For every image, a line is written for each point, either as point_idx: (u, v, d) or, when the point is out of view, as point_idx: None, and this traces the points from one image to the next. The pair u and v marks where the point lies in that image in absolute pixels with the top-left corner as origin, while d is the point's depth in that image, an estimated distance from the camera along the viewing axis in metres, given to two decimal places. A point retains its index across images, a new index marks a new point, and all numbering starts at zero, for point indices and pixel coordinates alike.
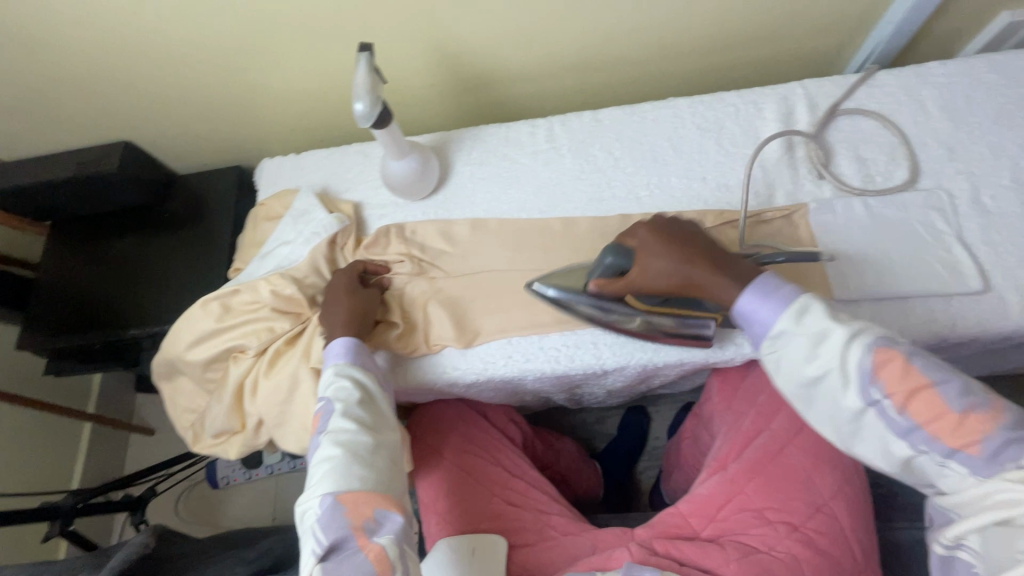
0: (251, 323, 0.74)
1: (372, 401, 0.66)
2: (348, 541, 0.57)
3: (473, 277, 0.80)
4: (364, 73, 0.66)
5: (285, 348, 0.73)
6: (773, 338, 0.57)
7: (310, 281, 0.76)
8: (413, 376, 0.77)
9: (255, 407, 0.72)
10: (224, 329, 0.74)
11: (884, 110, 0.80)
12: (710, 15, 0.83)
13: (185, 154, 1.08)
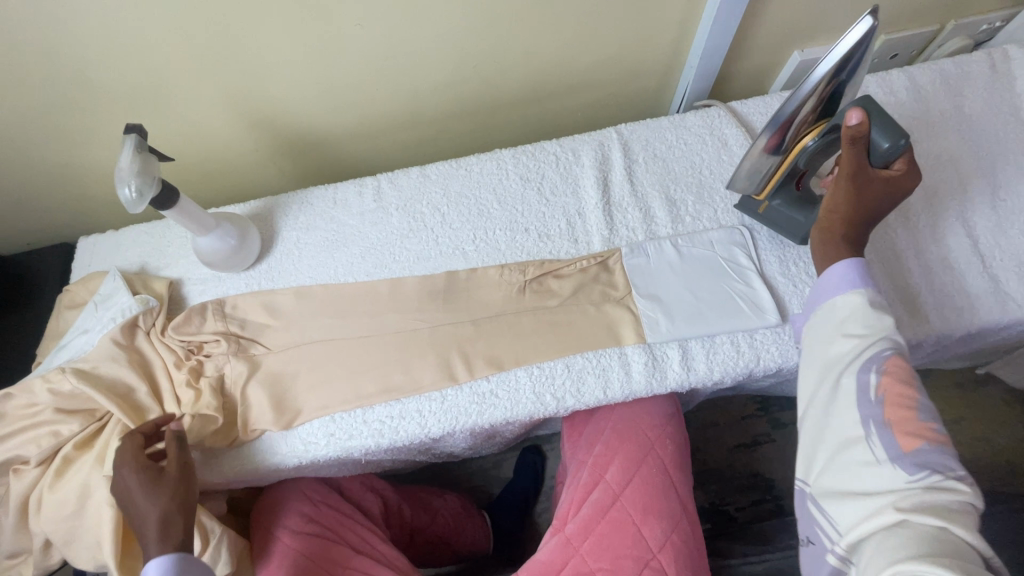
0: (35, 429, 0.68)
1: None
2: None
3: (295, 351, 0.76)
4: (130, 156, 0.62)
5: (75, 454, 0.68)
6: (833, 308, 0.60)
7: (108, 377, 0.71)
8: (233, 466, 0.72)
9: (41, 524, 0.66)
10: (6, 438, 0.68)
11: (692, 150, 0.83)
12: (521, 70, 0.84)
13: (1, 236, 0.99)
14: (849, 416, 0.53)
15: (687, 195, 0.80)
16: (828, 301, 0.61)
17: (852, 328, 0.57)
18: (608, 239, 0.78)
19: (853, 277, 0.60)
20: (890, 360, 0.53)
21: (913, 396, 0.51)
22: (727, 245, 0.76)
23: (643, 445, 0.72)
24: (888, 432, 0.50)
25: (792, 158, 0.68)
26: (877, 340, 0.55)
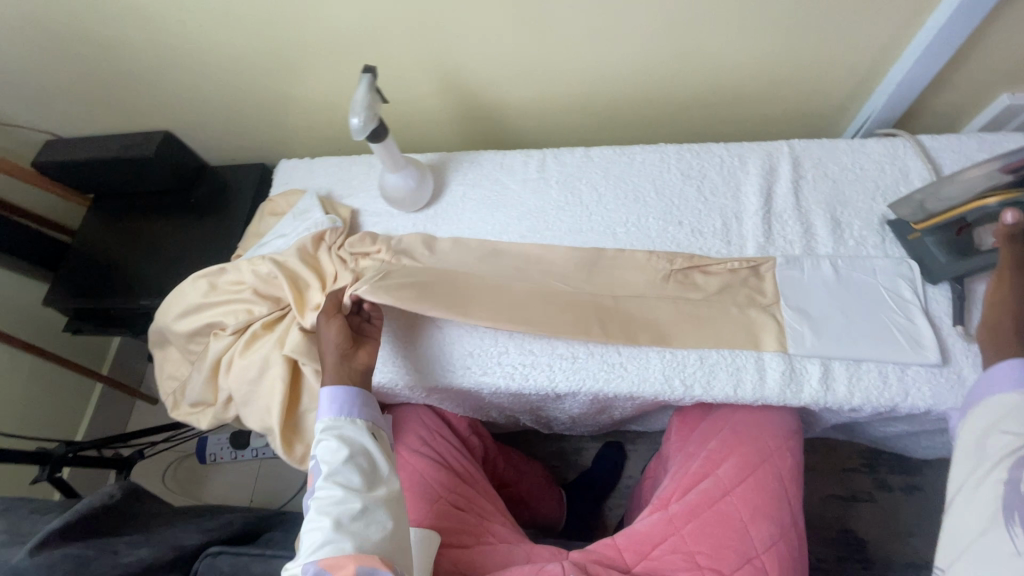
0: (235, 304, 0.82)
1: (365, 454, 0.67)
2: None
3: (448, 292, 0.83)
4: (364, 92, 0.72)
5: (262, 331, 0.80)
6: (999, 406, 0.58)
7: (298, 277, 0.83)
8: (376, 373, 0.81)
9: (227, 383, 0.79)
10: (211, 307, 0.82)
11: (868, 174, 0.81)
12: (704, 72, 0.87)
13: (217, 148, 1.18)
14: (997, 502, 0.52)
15: (854, 220, 0.78)
16: (992, 397, 0.59)
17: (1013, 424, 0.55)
18: (762, 246, 0.79)
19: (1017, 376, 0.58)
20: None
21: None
22: (892, 276, 0.73)
23: (762, 451, 0.72)
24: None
25: (966, 209, 0.68)
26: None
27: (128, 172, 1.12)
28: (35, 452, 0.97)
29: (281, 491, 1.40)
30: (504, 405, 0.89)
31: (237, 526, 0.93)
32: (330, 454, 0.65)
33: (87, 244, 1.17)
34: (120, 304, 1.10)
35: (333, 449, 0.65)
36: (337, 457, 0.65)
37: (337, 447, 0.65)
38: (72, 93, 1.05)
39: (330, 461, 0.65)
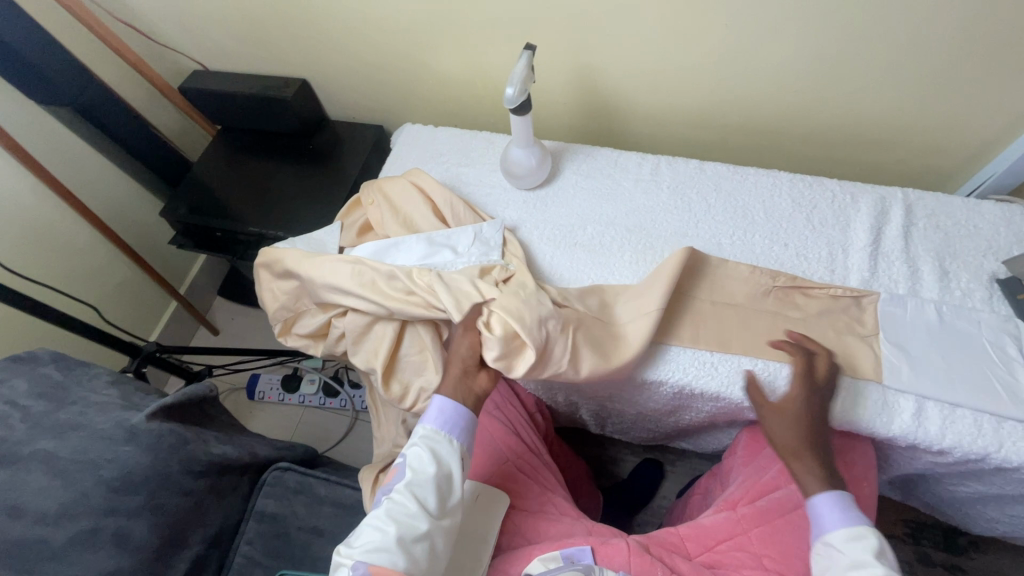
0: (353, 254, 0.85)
1: (443, 479, 0.66)
2: None
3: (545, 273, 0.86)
4: (523, 67, 0.79)
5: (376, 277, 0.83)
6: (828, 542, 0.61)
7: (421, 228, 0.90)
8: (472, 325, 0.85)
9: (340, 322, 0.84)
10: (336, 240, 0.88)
11: (981, 232, 0.83)
12: (832, 109, 0.91)
13: (341, 104, 1.26)
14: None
15: (962, 273, 0.80)
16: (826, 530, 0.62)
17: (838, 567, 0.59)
18: (866, 280, 0.81)
19: (831, 506, 0.63)
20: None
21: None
22: (994, 332, 0.75)
23: (839, 474, 0.72)
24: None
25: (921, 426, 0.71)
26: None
27: (261, 110, 1.20)
28: (129, 345, 1.03)
29: (320, 440, 1.43)
30: (577, 388, 0.92)
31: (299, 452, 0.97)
32: (421, 460, 0.67)
33: (207, 170, 1.25)
34: (228, 228, 1.17)
35: (421, 461, 0.67)
36: (423, 468, 0.66)
37: (421, 463, 0.66)
38: (230, 31, 1.14)
39: (415, 471, 0.66)
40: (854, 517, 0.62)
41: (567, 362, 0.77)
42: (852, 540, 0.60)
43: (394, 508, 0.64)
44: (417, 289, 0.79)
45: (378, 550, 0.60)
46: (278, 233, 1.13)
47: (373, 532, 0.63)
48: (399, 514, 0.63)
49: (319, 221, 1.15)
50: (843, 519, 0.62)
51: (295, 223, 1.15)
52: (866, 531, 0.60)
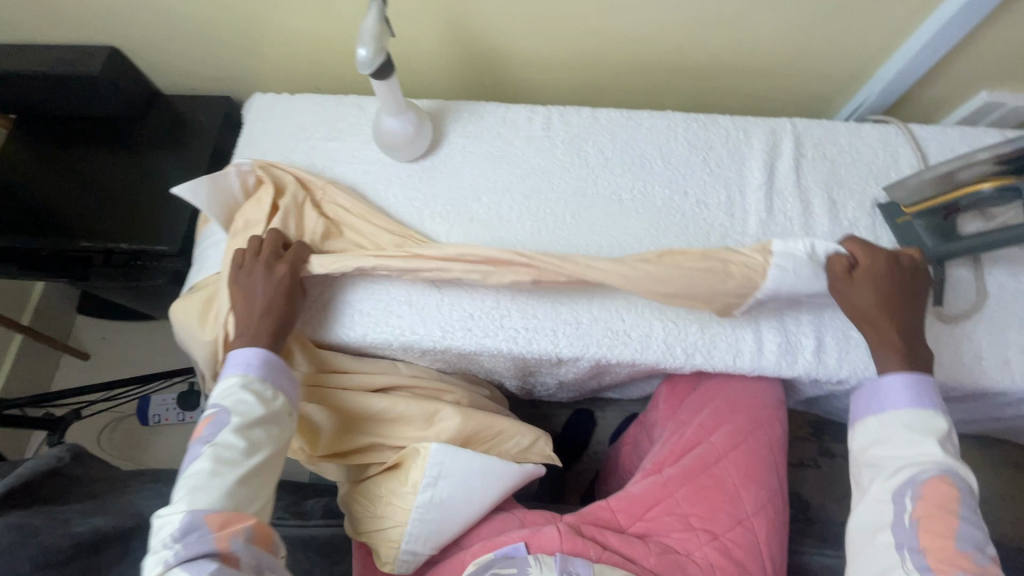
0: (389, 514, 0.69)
1: (256, 423, 0.62)
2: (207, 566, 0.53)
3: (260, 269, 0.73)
4: (374, 20, 0.65)
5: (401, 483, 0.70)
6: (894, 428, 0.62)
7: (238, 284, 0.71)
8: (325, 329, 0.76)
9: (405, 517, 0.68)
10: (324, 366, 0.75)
11: (862, 157, 0.84)
12: (719, 40, 0.86)
13: (172, 74, 1.03)
14: (882, 539, 0.57)
15: (848, 201, 0.81)
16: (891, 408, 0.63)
17: (884, 449, 0.62)
18: (764, 222, 0.80)
19: (907, 393, 0.63)
20: (925, 484, 0.57)
21: (950, 514, 0.56)
22: None
23: (753, 420, 0.76)
24: (922, 556, 0.55)
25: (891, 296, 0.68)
26: (915, 462, 0.59)
27: (65, 93, 0.95)
28: None
29: None
30: (495, 368, 0.84)
31: None
32: (244, 412, 0.62)
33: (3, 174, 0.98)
34: (56, 246, 0.95)
35: (252, 438, 0.62)
36: (246, 408, 0.62)
37: (262, 397, 0.64)
38: None
39: (239, 413, 0.62)
40: (920, 400, 0.63)
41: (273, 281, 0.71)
42: (917, 426, 0.61)
43: (208, 459, 0.59)
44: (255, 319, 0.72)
45: (216, 484, 0.58)
46: (123, 245, 0.94)
47: (182, 502, 0.57)
48: (206, 479, 0.58)
49: (174, 224, 0.96)
50: (908, 402, 0.63)
51: (141, 229, 0.95)
52: (932, 415, 0.62)
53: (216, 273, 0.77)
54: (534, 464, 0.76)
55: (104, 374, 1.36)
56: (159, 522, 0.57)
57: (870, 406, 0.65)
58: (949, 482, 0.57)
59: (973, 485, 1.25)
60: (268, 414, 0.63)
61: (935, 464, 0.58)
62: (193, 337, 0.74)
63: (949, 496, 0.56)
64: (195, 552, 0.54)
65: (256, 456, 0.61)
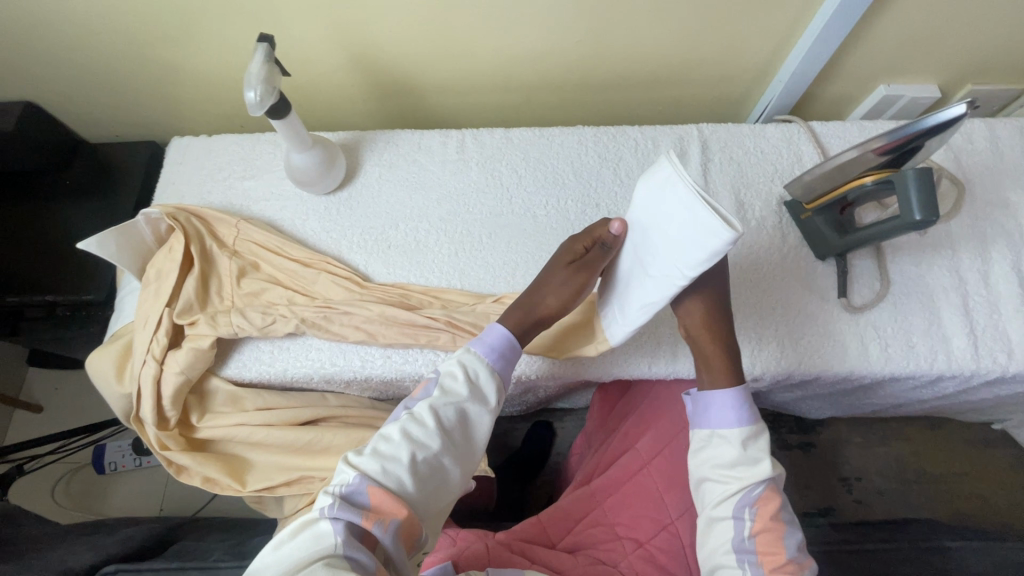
0: None
1: (460, 409, 0.58)
2: (351, 543, 0.47)
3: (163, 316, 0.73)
4: (260, 63, 0.66)
5: None
6: (712, 437, 0.59)
7: (148, 334, 0.73)
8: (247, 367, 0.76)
9: None
10: (248, 405, 0.77)
11: (767, 158, 0.86)
12: (620, 55, 0.89)
13: (93, 124, 1.04)
14: (726, 555, 0.56)
15: (755, 201, 0.83)
16: (716, 421, 0.60)
17: (722, 463, 0.58)
18: None
19: (729, 404, 0.59)
20: (760, 499, 0.56)
21: (782, 522, 0.56)
22: (784, 255, 0.80)
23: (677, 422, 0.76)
24: (760, 568, 0.54)
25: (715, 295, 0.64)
26: (750, 478, 0.57)
27: None
28: None
29: (194, 499, 1.30)
30: None
31: (139, 541, 0.85)
32: (450, 393, 0.58)
33: None
34: None
35: (445, 418, 0.57)
36: (452, 389, 0.58)
37: (473, 379, 0.59)
38: None
39: (449, 389, 0.58)
40: (748, 414, 0.59)
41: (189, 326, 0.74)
42: (750, 442, 0.58)
43: (401, 426, 0.56)
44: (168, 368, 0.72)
45: (383, 461, 0.53)
46: (49, 298, 0.94)
47: (359, 460, 0.54)
48: (386, 448, 0.54)
49: (100, 272, 0.96)
50: (734, 413, 0.59)
51: (67, 280, 0.95)
52: (758, 427, 0.58)
53: (132, 321, 0.77)
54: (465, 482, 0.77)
55: (56, 426, 1.34)
56: (338, 470, 0.54)
57: (703, 418, 0.61)
58: (777, 493, 0.57)
59: (928, 465, 1.27)
60: (473, 397, 0.59)
61: (767, 477, 0.56)
62: (108, 389, 0.74)
63: (778, 504, 0.56)
64: (342, 515, 0.49)
65: (433, 443, 0.55)
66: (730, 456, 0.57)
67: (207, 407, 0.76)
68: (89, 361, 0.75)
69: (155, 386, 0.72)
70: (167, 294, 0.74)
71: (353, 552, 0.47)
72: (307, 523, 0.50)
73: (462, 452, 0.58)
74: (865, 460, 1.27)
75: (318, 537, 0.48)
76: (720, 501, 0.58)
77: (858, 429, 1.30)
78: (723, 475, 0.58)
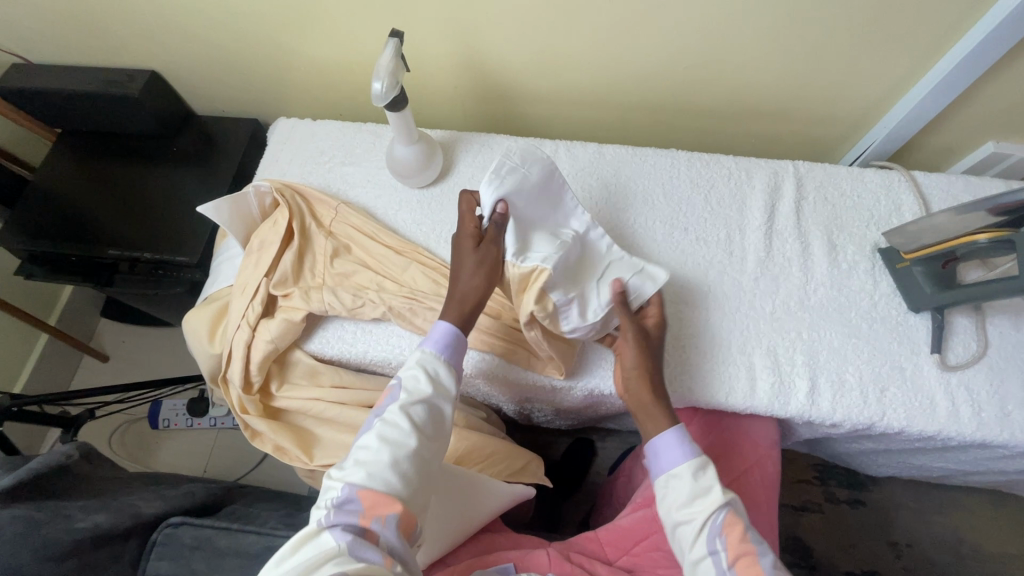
0: None
1: (429, 404, 0.63)
2: (358, 545, 0.53)
3: (260, 285, 0.77)
4: (389, 57, 0.69)
5: None
6: (669, 479, 0.63)
7: (246, 300, 0.76)
8: (329, 345, 0.79)
9: None
10: (325, 381, 0.79)
11: (864, 203, 0.85)
12: (722, 84, 0.89)
13: (205, 97, 1.10)
14: None
15: (848, 244, 0.82)
16: (668, 464, 0.63)
17: (681, 502, 0.61)
18: (763, 260, 0.81)
19: (676, 442, 0.64)
20: (725, 524, 0.59)
21: (751, 544, 0.58)
22: (875, 302, 0.78)
23: (747, 457, 0.75)
24: None
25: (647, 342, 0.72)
26: (709, 507, 0.60)
27: (102, 109, 1.02)
28: None
29: (237, 466, 1.34)
30: (491, 392, 0.85)
31: (198, 498, 0.88)
32: (416, 392, 0.63)
33: (46, 183, 1.05)
34: (85, 252, 1.00)
35: (417, 413, 0.62)
36: (416, 388, 0.64)
37: (434, 376, 0.65)
38: (53, 19, 0.95)
39: (411, 389, 0.64)
40: (692, 448, 0.64)
41: (283, 298, 0.77)
42: (698, 473, 0.62)
43: (376, 432, 0.61)
44: (260, 335, 0.75)
45: (369, 467, 0.58)
46: (147, 254, 0.99)
47: (344, 472, 0.59)
48: (364, 455, 0.59)
49: (195, 236, 1.01)
50: (683, 448, 0.63)
51: (165, 239, 1.00)
52: (702, 458, 0.63)
53: (229, 286, 0.81)
54: (524, 486, 0.78)
55: (119, 377, 1.41)
56: (324, 487, 0.59)
57: (659, 464, 0.64)
58: (736, 513, 0.60)
59: (987, 541, 1.20)
60: (437, 393, 0.64)
61: (722, 502, 0.60)
62: (201, 347, 0.78)
63: (740, 525, 0.58)
64: (338, 523, 0.55)
65: (411, 440, 0.60)
66: (685, 492, 0.61)
67: (287, 377, 0.79)
68: (186, 318, 0.79)
69: (245, 350, 0.75)
70: (267, 264, 0.78)
71: (361, 554, 0.52)
72: (307, 537, 0.55)
73: (436, 444, 0.63)
74: (918, 526, 1.22)
75: (321, 543, 0.54)
76: (693, 542, 0.59)
77: (911, 492, 1.25)
78: (685, 511, 0.61)
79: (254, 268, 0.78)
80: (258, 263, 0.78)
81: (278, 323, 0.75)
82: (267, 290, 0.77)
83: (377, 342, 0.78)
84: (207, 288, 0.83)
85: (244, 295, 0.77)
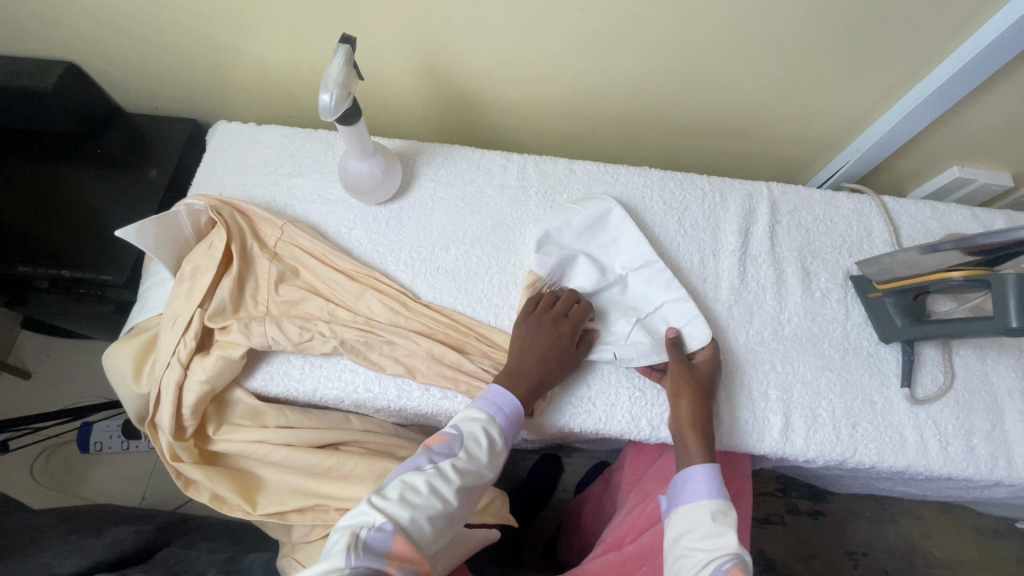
0: None
1: (477, 476, 0.58)
2: None
3: (192, 318, 0.68)
4: (339, 66, 0.62)
5: None
6: (689, 511, 0.59)
7: (176, 335, 0.68)
8: (273, 382, 0.72)
9: None
10: (268, 420, 0.72)
11: (836, 228, 0.83)
12: (697, 101, 0.85)
13: (134, 94, 0.99)
14: None
15: (821, 271, 0.80)
16: (692, 497, 0.60)
17: (693, 539, 0.57)
18: (736, 287, 0.79)
19: (707, 479, 0.61)
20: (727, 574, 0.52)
21: None
22: (847, 333, 0.77)
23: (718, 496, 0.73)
24: None
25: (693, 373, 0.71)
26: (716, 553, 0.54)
27: (8, 105, 0.89)
28: None
29: (178, 492, 1.24)
30: None
31: (126, 546, 0.79)
32: (472, 456, 0.58)
33: None
34: None
35: (466, 476, 0.57)
36: (474, 453, 0.58)
37: (491, 443, 0.60)
38: None
39: (468, 449, 0.58)
40: (719, 490, 0.60)
41: (220, 330, 0.69)
42: (718, 516, 0.57)
43: (427, 479, 0.54)
44: (193, 375, 0.67)
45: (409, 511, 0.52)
46: (65, 272, 0.88)
47: (387, 501, 0.52)
48: (412, 499, 0.53)
49: (122, 250, 0.90)
50: (711, 487, 0.60)
51: (86, 255, 0.89)
52: (727, 504, 0.59)
53: (158, 315, 0.72)
54: (489, 529, 0.73)
55: (43, 396, 1.27)
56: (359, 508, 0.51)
57: (681, 495, 0.62)
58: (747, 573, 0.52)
59: (937, 548, 1.24)
60: (490, 466, 0.59)
61: (734, 552, 0.54)
62: (125, 387, 0.69)
63: None
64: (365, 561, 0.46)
65: (452, 505, 0.55)
66: (699, 528, 0.57)
67: (225, 418, 0.71)
68: (107, 353, 0.70)
69: (176, 391, 0.67)
70: (201, 293, 0.69)
71: None
72: (320, 570, 0.44)
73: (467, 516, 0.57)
74: (873, 535, 1.25)
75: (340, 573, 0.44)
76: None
77: (867, 502, 1.27)
78: (693, 547, 0.56)
79: (186, 297, 0.69)
80: (191, 292, 0.70)
81: (214, 359, 0.67)
82: (201, 323, 0.68)
83: (328, 379, 0.72)
84: (133, 317, 0.74)
85: (174, 329, 0.68)
